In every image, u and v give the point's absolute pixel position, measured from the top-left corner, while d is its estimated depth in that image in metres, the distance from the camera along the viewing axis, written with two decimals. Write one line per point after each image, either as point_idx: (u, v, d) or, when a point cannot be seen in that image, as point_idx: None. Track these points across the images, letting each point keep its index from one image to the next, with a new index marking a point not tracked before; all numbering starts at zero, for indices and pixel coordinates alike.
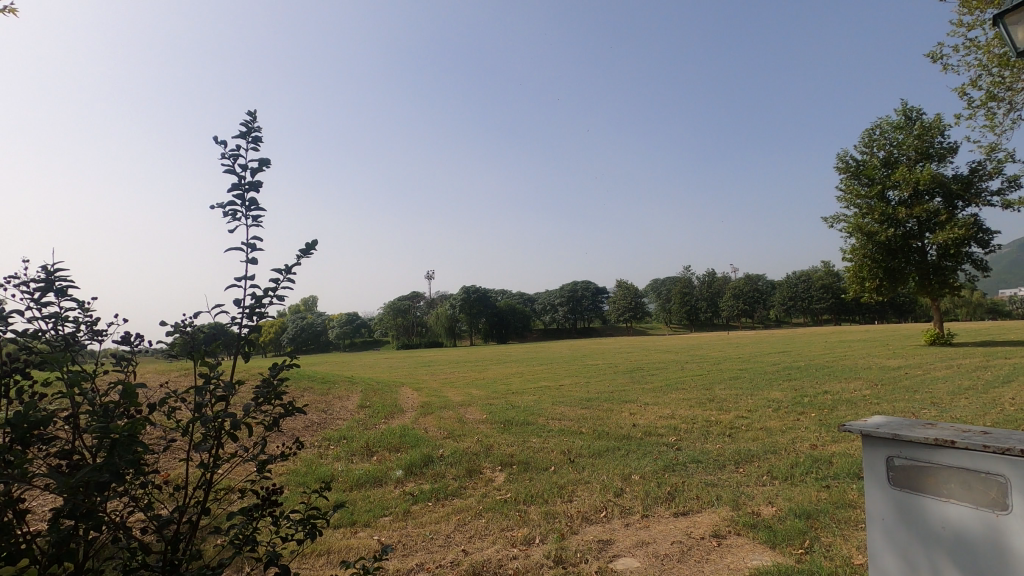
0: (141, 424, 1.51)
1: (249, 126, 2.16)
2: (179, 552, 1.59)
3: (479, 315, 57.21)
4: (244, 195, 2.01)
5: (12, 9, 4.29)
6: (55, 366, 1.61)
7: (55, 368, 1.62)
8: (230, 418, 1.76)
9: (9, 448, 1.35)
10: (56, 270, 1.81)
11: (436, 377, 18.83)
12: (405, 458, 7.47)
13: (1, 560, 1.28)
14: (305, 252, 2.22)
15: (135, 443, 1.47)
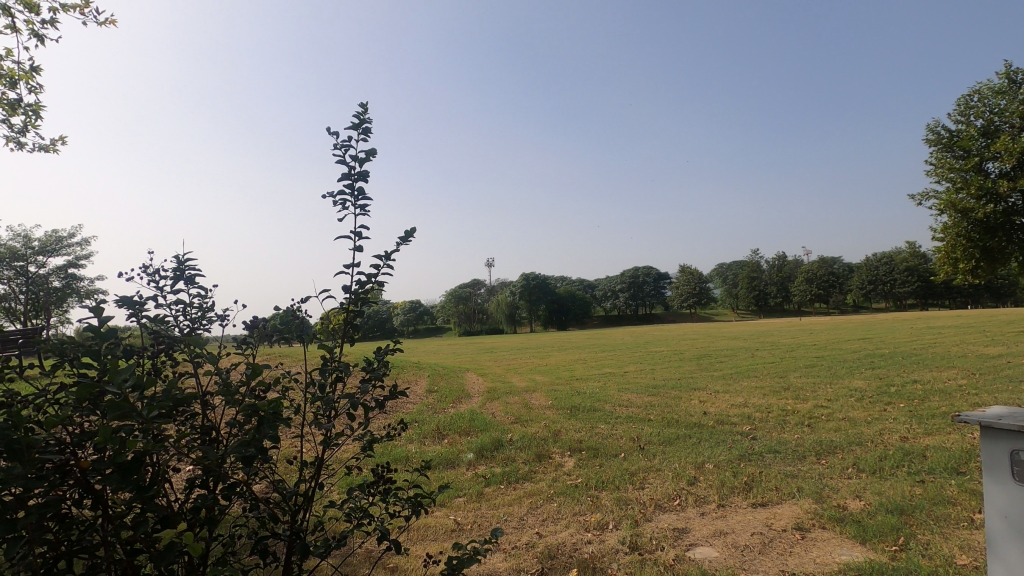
0: (280, 402, 1.59)
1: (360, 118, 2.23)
2: (301, 523, 1.68)
3: (538, 302, 57.35)
4: (352, 184, 2.09)
5: (113, 20, 4.65)
6: (194, 347, 1.73)
7: (195, 350, 1.75)
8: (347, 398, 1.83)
9: (163, 420, 1.47)
10: (187, 260, 1.95)
11: (500, 363, 19.07)
12: (475, 441, 7.63)
13: (161, 522, 1.39)
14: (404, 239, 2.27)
15: (277, 419, 1.56)
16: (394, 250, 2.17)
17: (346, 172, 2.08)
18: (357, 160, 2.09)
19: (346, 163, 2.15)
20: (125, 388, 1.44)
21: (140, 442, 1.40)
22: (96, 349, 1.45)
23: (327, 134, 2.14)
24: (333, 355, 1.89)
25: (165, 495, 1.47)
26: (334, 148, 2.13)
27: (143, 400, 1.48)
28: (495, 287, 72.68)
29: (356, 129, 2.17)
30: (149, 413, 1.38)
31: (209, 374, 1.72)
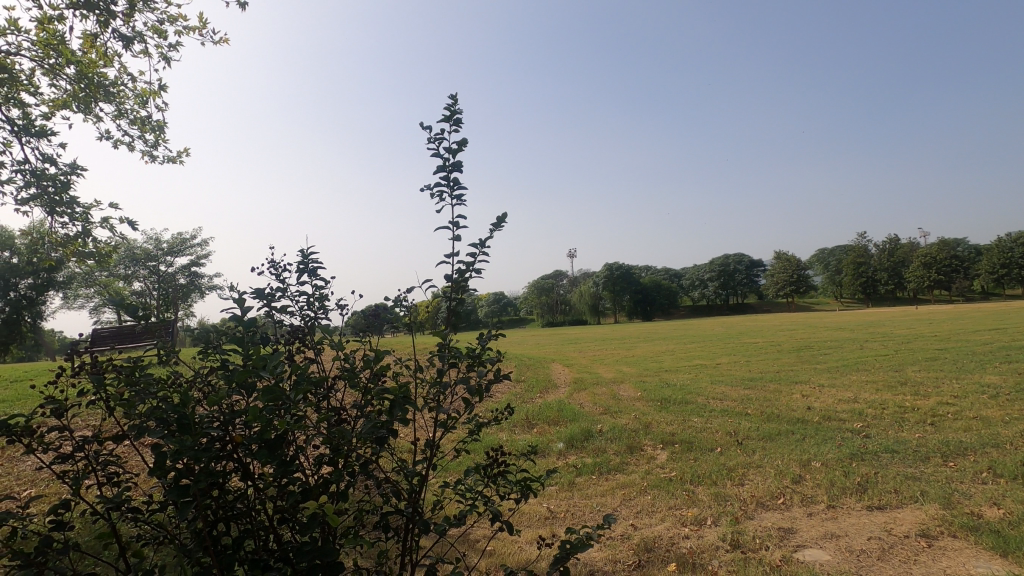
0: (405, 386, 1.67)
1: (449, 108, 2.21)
2: (419, 502, 1.77)
3: (623, 292, 56.30)
4: (448, 176, 2.11)
5: (226, 36, 5.10)
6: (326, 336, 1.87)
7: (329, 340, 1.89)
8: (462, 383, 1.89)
9: (300, 402, 1.60)
10: (309, 253, 2.09)
11: (585, 354, 18.94)
12: (565, 431, 7.64)
13: (300, 495, 1.52)
14: (500, 227, 2.26)
15: (404, 403, 1.65)
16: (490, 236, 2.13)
17: (441, 164, 2.08)
18: (451, 151, 2.08)
19: (439, 154, 2.14)
20: (271, 373, 1.60)
21: (283, 421, 1.55)
22: (242, 335, 1.61)
23: (420, 128, 2.14)
24: (447, 343, 1.95)
25: (302, 470, 1.61)
26: (427, 141, 2.13)
27: (282, 384, 1.64)
28: (577, 278, 72.24)
29: (448, 120, 2.14)
30: (293, 395, 1.53)
31: (339, 361, 1.85)
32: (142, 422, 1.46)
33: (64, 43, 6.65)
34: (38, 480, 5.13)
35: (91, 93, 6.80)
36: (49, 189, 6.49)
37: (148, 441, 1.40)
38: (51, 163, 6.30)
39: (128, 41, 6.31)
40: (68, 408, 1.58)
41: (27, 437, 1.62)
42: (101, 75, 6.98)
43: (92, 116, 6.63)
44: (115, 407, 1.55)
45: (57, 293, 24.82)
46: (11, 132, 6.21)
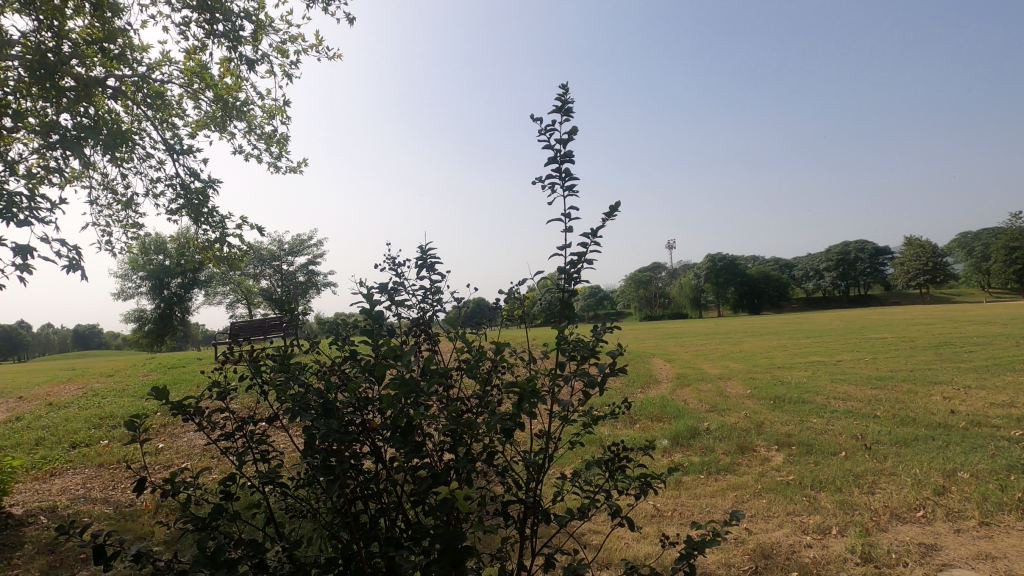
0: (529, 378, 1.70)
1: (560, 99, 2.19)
2: (539, 493, 1.79)
3: (727, 285, 53.39)
4: (559, 167, 2.11)
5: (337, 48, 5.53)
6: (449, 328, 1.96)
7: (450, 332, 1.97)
8: (581, 376, 1.87)
9: (430, 392, 1.67)
10: (429, 248, 2.18)
11: (687, 348, 18.21)
12: (670, 428, 7.40)
13: (430, 479, 1.60)
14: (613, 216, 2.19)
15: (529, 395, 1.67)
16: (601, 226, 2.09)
17: (553, 155, 2.10)
18: (563, 142, 2.08)
19: (551, 145, 2.14)
20: (401, 362, 1.72)
21: (415, 409, 1.66)
22: (375, 327, 1.73)
23: (531, 121, 2.15)
24: (566, 335, 1.94)
25: (430, 456, 1.69)
26: (538, 133, 2.14)
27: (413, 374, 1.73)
28: (676, 271, 69.59)
29: (559, 110, 2.13)
30: (424, 385, 1.61)
31: (463, 352, 1.93)
32: (293, 405, 1.62)
33: (206, 70, 7.49)
34: (194, 455, 5.86)
35: (227, 113, 7.61)
36: (195, 200, 7.36)
37: (300, 423, 1.55)
38: (196, 178, 7.13)
39: (256, 62, 6.99)
40: (229, 390, 1.78)
41: (198, 415, 1.85)
42: (235, 96, 7.78)
43: (228, 134, 7.42)
44: (269, 391, 1.73)
45: (200, 292, 28.17)
46: (166, 151, 7.11)
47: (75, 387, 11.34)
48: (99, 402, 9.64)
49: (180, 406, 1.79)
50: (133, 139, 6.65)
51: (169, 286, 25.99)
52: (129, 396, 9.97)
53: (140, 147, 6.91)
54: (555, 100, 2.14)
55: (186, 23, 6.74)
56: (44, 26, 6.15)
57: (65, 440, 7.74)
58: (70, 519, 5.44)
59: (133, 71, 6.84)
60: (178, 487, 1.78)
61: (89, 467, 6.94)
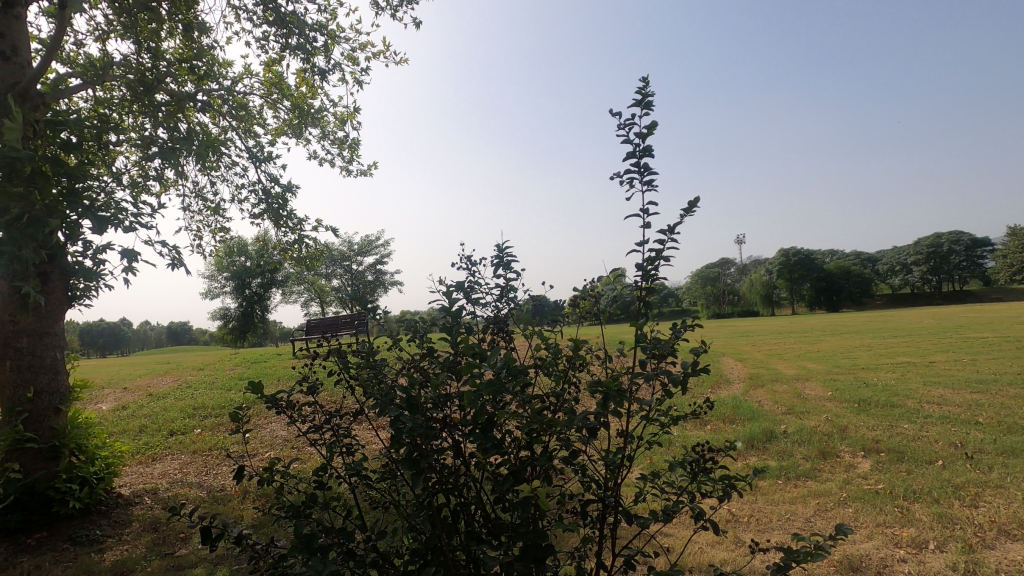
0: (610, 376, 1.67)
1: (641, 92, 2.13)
2: (617, 494, 1.76)
3: (802, 281, 50.64)
4: (638, 161, 2.06)
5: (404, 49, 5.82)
6: (526, 325, 1.96)
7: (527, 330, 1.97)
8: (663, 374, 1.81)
9: (509, 390, 1.68)
10: (504, 246, 2.19)
11: (760, 348, 17.40)
12: (744, 430, 7.10)
13: (510, 475, 1.62)
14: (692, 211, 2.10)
15: (609, 394, 1.64)
16: (679, 222, 2.01)
17: (631, 151, 2.05)
18: (642, 136, 2.03)
19: (630, 140, 2.09)
20: (481, 360, 1.75)
21: (497, 407, 1.68)
22: (454, 325, 1.75)
23: (610, 115, 2.12)
24: (646, 333, 1.89)
25: (509, 452, 1.71)
26: (618, 128, 2.10)
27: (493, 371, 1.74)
28: (745, 267, 66.70)
29: (640, 104, 2.08)
30: (505, 383, 1.62)
31: (541, 350, 1.92)
32: (380, 400, 1.69)
33: (283, 81, 7.91)
34: (277, 444, 6.21)
35: (302, 121, 8.00)
36: (275, 205, 7.79)
37: (386, 418, 1.61)
38: (275, 183, 7.55)
39: (329, 71, 7.31)
40: (318, 385, 1.87)
41: (289, 407, 1.95)
42: (310, 104, 8.17)
43: (304, 141, 7.81)
44: (355, 386, 1.80)
45: (277, 290, 29.90)
46: (249, 159, 7.57)
47: (172, 378, 12.33)
48: (193, 393, 10.43)
49: (273, 399, 1.89)
50: (219, 148, 7.13)
51: (251, 285, 27.81)
52: (217, 388, 10.71)
53: (227, 156, 7.41)
54: (635, 94, 2.09)
55: (265, 38, 7.14)
56: (142, 48, 6.70)
57: (164, 428, 8.42)
58: (171, 502, 5.93)
59: (219, 85, 7.33)
60: (274, 475, 1.90)
61: (185, 453, 7.51)
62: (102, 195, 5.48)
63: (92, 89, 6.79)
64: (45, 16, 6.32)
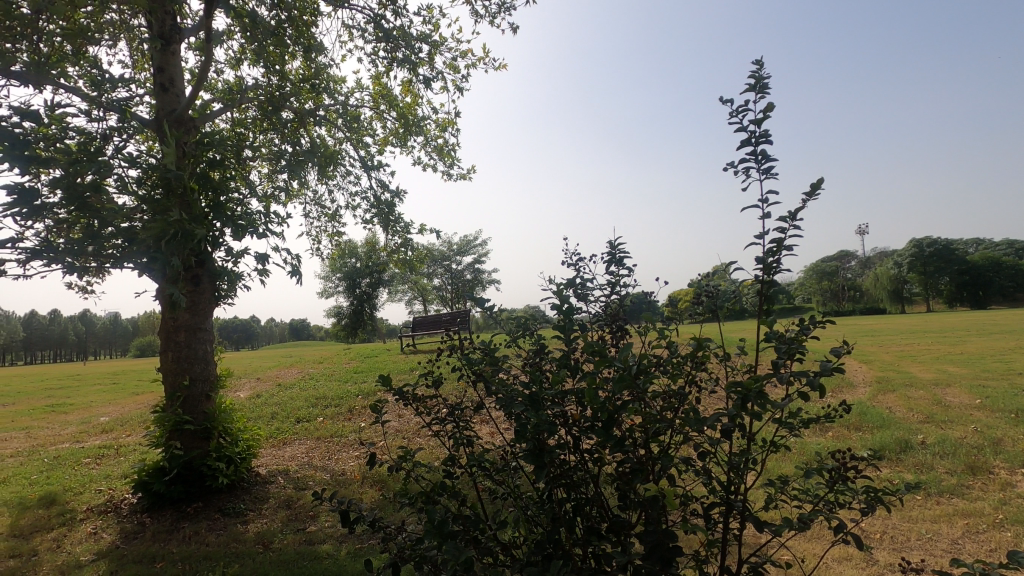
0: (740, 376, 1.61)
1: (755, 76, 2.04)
2: (746, 499, 1.70)
3: (939, 274, 45.04)
4: (754, 148, 1.97)
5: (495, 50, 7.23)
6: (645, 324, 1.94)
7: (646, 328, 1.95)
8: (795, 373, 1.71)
9: (633, 386, 1.68)
10: (618, 244, 2.16)
11: (889, 349, 15.74)
12: (873, 439, 6.47)
13: (635, 473, 1.62)
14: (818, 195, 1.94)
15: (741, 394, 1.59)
16: (801, 210, 1.89)
17: (747, 138, 1.97)
18: (758, 121, 1.94)
19: (745, 126, 2.01)
20: (600, 358, 1.76)
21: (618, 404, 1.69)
22: (573, 322, 1.78)
23: (720, 104, 2.06)
24: (776, 331, 1.79)
25: (631, 447, 1.71)
26: (730, 116, 2.03)
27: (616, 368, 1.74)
28: (868, 260, 60.61)
29: (754, 88, 1.99)
30: (628, 379, 1.63)
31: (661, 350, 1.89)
32: (504, 394, 1.76)
33: (391, 92, 8.40)
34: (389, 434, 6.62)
35: (408, 129, 8.45)
36: (384, 210, 8.29)
37: (511, 409, 1.68)
38: (385, 190, 8.05)
39: (432, 79, 7.66)
40: (442, 379, 1.96)
41: (414, 399, 2.06)
42: (415, 113, 8.60)
43: (410, 148, 8.24)
44: (478, 380, 1.88)
45: (384, 289, 31.78)
46: (361, 168, 8.14)
47: (297, 371, 13.56)
48: (315, 384, 11.40)
49: (401, 391, 2.02)
50: (336, 159, 7.73)
51: (361, 285, 29.89)
52: (335, 380, 11.61)
53: (342, 165, 8.01)
54: (748, 78, 2.01)
55: (375, 53, 7.62)
56: (271, 72, 7.43)
57: (292, 416, 9.28)
58: (300, 484, 6.53)
59: (334, 100, 7.93)
60: (401, 463, 2.04)
61: (311, 439, 8.23)
62: (241, 207, 6.16)
63: (230, 112, 7.64)
64: (194, 50, 7.20)
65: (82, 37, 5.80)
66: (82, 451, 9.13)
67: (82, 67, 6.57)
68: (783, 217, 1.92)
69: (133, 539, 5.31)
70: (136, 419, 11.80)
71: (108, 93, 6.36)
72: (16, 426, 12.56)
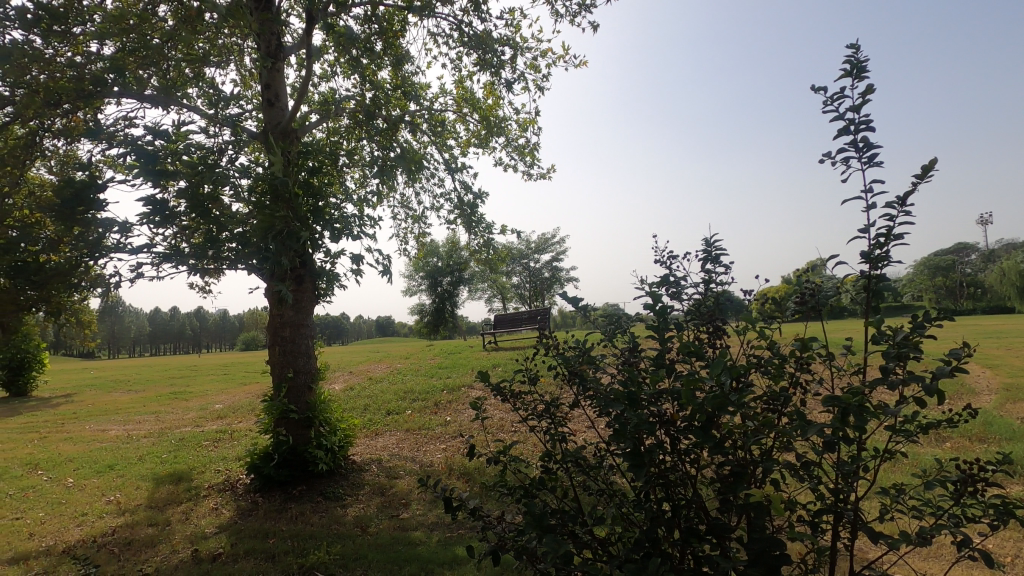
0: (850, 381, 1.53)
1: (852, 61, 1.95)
2: (858, 509, 1.62)
3: None
4: (853, 137, 1.88)
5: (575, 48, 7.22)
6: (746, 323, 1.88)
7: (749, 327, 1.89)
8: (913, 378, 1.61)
9: (734, 388, 1.65)
10: (714, 241, 2.12)
11: (1019, 353, 14.05)
12: (1002, 452, 5.82)
13: (735, 477, 1.60)
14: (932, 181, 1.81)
15: (852, 399, 1.52)
16: (912, 197, 1.77)
17: (845, 126, 1.88)
18: (855, 108, 1.85)
19: (842, 114, 1.92)
20: (698, 359, 1.74)
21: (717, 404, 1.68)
22: (669, 320, 1.77)
23: (813, 94, 1.99)
24: (889, 332, 1.68)
25: (732, 450, 1.68)
26: (826, 105, 1.95)
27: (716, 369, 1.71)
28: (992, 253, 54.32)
29: (850, 73, 1.90)
30: (728, 380, 1.60)
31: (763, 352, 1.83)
32: (601, 393, 1.78)
33: (473, 95, 8.62)
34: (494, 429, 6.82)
35: (490, 130, 8.64)
36: (467, 210, 8.53)
37: (608, 409, 1.71)
38: (468, 191, 8.29)
39: (513, 81, 7.78)
40: (537, 377, 2.02)
41: (510, 396, 2.13)
42: (496, 114, 8.77)
43: (493, 149, 8.42)
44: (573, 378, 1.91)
45: (465, 287, 32.62)
46: (446, 170, 8.42)
47: (385, 365, 14.26)
48: (403, 378, 11.94)
49: (497, 387, 2.10)
50: (423, 163, 8.05)
51: (443, 283, 30.87)
52: (422, 375, 12.08)
53: (428, 169, 8.33)
54: (844, 63, 1.92)
55: (459, 59, 7.87)
56: (363, 83, 7.87)
57: (382, 408, 9.79)
58: (391, 473, 6.87)
59: (420, 106, 8.27)
60: (498, 457, 2.12)
61: (400, 431, 8.64)
62: (337, 211, 6.58)
63: (327, 122, 8.18)
64: (296, 67, 7.79)
65: (202, 61, 6.44)
66: (203, 434, 10.14)
67: (203, 88, 7.30)
68: (891, 205, 1.82)
69: (248, 516, 5.84)
70: (247, 406, 12.94)
71: (223, 110, 7.02)
72: (149, 409, 14.19)
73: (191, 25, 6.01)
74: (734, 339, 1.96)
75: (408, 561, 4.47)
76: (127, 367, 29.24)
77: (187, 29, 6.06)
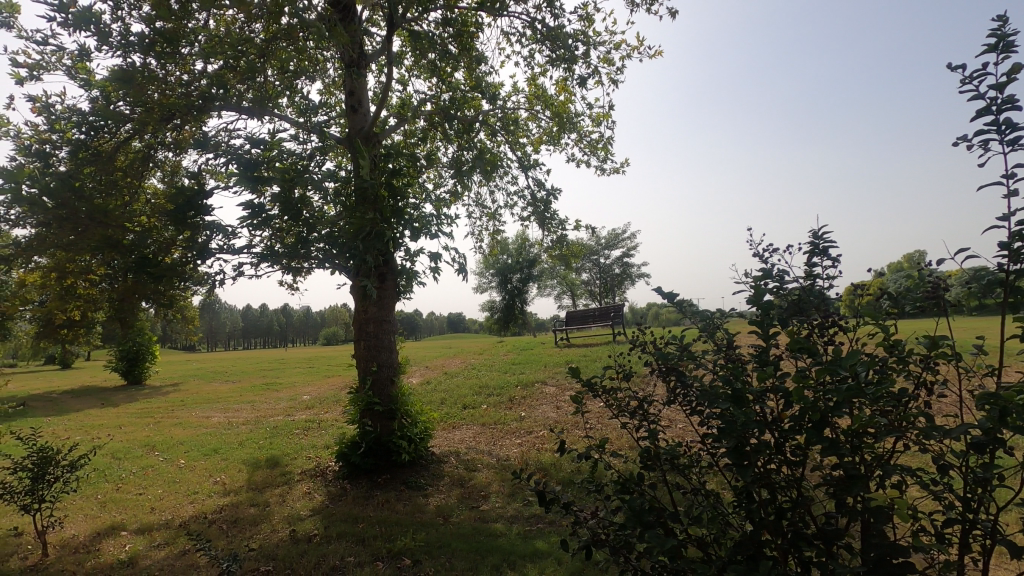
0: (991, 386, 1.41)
1: (998, 35, 1.78)
2: (995, 523, 1.50)
3: None
4: (994, 119, 1.72)
5: (653, 42, 7.08)
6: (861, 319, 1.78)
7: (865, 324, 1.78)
8: None
9: (851, 389, 1.57)
10: (821, 233, 2.01)
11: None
12: None
13: (853, 482, 1.52)
14: None
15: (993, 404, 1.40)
16: None
17: (984, 106, 1.73)
18: (999, 86, 1.70)
19: (981, 94, 1.77)
20: (808, 357, 1.67)
21: (831, 404, 1.60)
22: (777, 316, 1.71)
23: (948, 72, 1.84)
24: None
25: (847, 454, 1.61)
26: (963, 84, 1.80)
27: (829, 368, 1.64)
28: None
29: (995, 48, 1.74)
30: (844, 378, 1.53)
31: (880, 351, 1.72)
32: (704, 393, 1.74)
33: (546, 92, 8.62)
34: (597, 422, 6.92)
35: (563, 127, 8.62)
36: (540, 207, 8.57)
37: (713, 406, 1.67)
38: (541, 188, 8.32)
39: (587, 77, 7.72)
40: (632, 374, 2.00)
41: (603, 392, 2.13)
42: (569, 110, 8.73)
43: (565, 146, 8.39)
44: (670, 374, 1.88)
45: (534, 283, 32.76)
46: (520, 168, 8.50)
47: (459, 361, 14.59)
48: (477, 373, 12.18)
49: (590, 383, 2.10)
50: (497, 162, 8.16)
51: (512, 280, 31.17)
52: (495, 370, 12.27)
53: (502, 167, 8.43)
54: (987, 37, 1.77)
55: (532, 57, 7.90)
56: (439, 85, 8.08)
57: (459, 402, 10.04)
58: (470, 466, 7.05)
59: (494, 106, 8.39)
60: (590, 452, 2.12)
61: (477, 425, 8.83)
62: (417, 211, 6.81)
63: (405, 125, 8.47)
64: (377, 73, 8.12)
65: (292, 73, 6.85)
66: (294, 423, 10.82)
67: (293, 98, 7.77)
68: None
69: (338, 501, 6.19)
70: (332, 397, 13.67)
71: (312, 118, 7.44)
72: (245, 399, 15.32)
73: (283, 39, 6.40)
74: (845, 335, 1.85)
75: (490, 552, 4.58)
76: (225, 359, 31.69)
77: (279, 44, 6.47)
